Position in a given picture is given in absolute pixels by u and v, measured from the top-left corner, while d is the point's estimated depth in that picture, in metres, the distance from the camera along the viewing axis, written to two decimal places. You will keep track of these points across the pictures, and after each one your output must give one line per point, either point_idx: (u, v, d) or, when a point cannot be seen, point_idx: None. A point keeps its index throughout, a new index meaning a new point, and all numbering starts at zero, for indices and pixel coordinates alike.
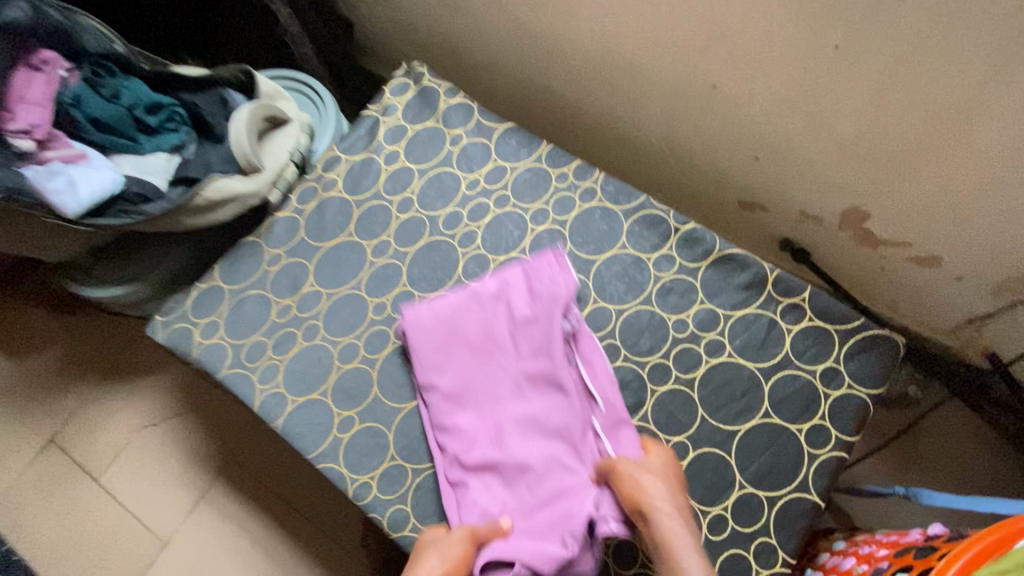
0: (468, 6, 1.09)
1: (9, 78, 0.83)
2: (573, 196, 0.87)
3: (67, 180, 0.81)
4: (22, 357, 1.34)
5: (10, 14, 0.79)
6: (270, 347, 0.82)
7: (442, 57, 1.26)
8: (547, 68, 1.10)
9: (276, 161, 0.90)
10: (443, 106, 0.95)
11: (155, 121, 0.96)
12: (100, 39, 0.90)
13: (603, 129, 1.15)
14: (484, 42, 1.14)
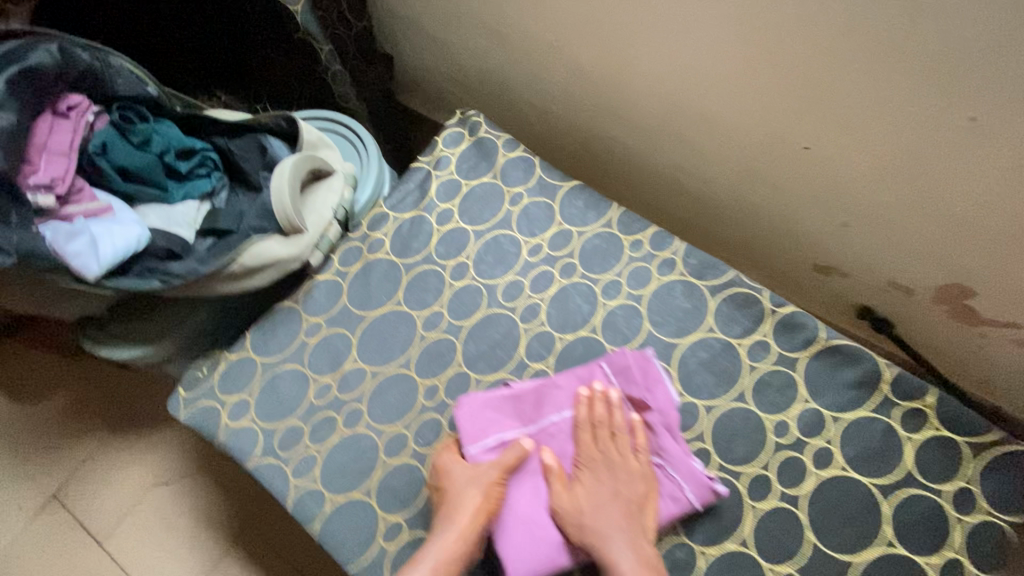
0: (525, 50, 1.01)
1: (30, 127, 0.75)
2: (649, 267, 0.77)
3: (88, 237, 0.73)
4: (26, 404, 1.25)
5: (33, 59, 0.72)
6: (306, 434, 0.72)
7: (487, 99, 1.18)
8: (607, 117, 1.02)
9: (319, 218, 0.81)
10: (501, 161, 0.86)
11: (185, 166, 0.88)
12: (132, 81, 0.83)
13: (662, 185, 1.06)
14: (539, 88, 1.07)
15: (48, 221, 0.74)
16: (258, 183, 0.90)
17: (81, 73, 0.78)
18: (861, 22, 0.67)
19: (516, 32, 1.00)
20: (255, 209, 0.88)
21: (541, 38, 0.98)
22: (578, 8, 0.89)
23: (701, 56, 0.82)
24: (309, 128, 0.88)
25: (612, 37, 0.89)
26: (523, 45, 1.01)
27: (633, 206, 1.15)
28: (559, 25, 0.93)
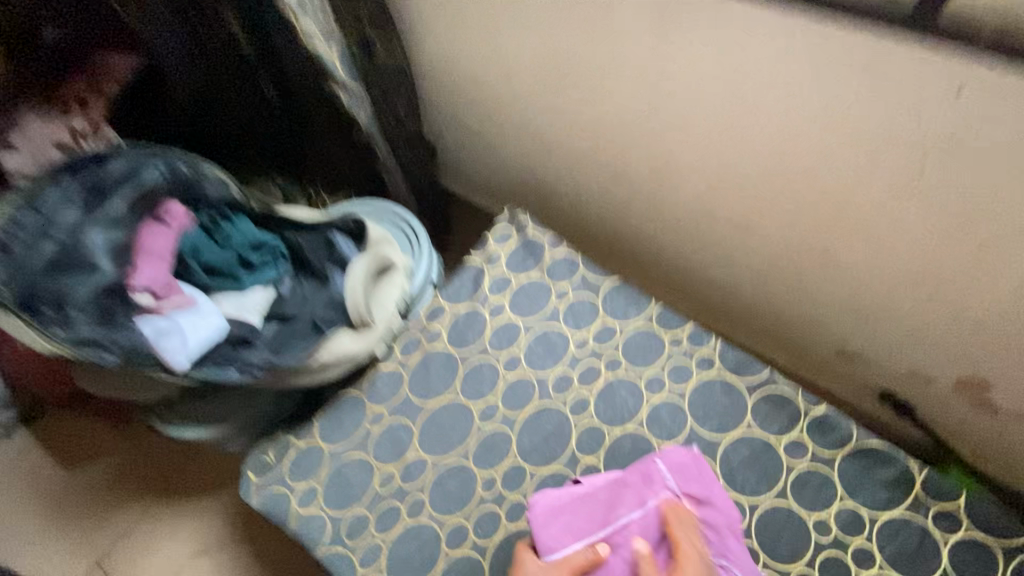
0: (557, 152, 1.10)
1: (137, 235, 0.86)
2: (689, 363, 0.83)
3: (174, 331, 0.80)
4: (77, 468, 1.30)
5: (146, 176, 0.87)
6: (372, 522, 0.77)
7: (522, 185, 1.27)
8: (634, 214, 1.09)
9: (384, 311, 0.89)
10: (548, 258, 0.94)
11: (256, 257, 0.95)
12: (220, 185, 0.92)
13: (690, 274, 1.13)
14: (572, 184, 1.15)
15: (144, 316, 0.80)
16: (324, 273, 0.96)
17: (183, 183, 0.91)
18: (873, 167, 0.73)
19: (549, 135, 1.08)
20: (321, 300, 0.94)
21: (573, 144, 1.06)
22: (609, 128, 0.97)
23: (722, 177, 0.89)
24: (375, 226, 0.97)
25: (639, 156, 0.96)
26: (557, 149, 1.10)
27: (661, 288, 1.22)
28: (591, 138, 1.01)
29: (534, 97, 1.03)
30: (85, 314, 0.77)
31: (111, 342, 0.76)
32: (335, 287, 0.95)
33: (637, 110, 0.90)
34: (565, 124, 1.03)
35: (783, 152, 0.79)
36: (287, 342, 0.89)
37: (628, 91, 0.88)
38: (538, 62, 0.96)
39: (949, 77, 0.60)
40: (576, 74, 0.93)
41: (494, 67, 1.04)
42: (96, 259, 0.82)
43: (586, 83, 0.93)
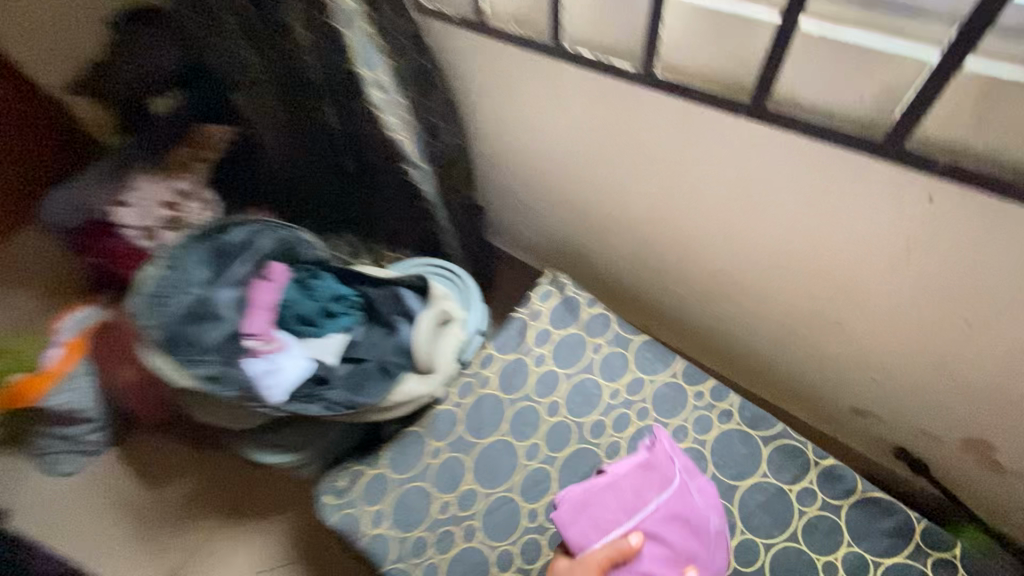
0: (594, 221, 1.26)
1: (249, 290, 1.03)
2: (710, 415, 0.95)
3: (274, 371, 0.97)
4: (158, 486, 1.47)
5: (262, 241, 1.03)
6: (431, 544, 0.90)
7: (561, 245, 1.43)
8: (663, 276, 1.23)
9: (443, 359, 1.05)
10: (586, 316, 1.07)
11: (337, 307, 1.14)
12: (315, 248, 1.11)
13: (712, 328, 1.25)
14: (606, 246, 1.29)
15: (248, 358, 0.96)
16: (392, 322, 1.12)
17: (288, 247, 1.08)
18: (869, 252, 0.86)
19: (587, 207, 1.24)
20: (388, 346, 1.10)
21: (608, 216, 1.21)
22: (640, 206, 1.11)
23: (740, 252, 1.03)
24: (437, 283, 1.13)
25: (667, 229, 1.11)
26: (593, 217, 1.25)
27: (686, 338, 1.34)
28: (624, 212, 1.16)
29: (573, 176, 1.19)
30: (214, 356, 0.93)
31: (232, 381, 0.91)
32: (401, 336, 1.11)
33: (664, 193, 1.04)
34: (601, 199, 1.18)
35: (792, 235, 0.93)
36: (360, 382, 1.03)
37: (656, 179, 1.03)
38: (578, 150, 1.12)
39: (924, 189, 0.73)
40: (611, 162, 1.08)
41: (539, 149, 1.20)
42: (219, 311, 0.97)
43: (620, 170, 1.08)
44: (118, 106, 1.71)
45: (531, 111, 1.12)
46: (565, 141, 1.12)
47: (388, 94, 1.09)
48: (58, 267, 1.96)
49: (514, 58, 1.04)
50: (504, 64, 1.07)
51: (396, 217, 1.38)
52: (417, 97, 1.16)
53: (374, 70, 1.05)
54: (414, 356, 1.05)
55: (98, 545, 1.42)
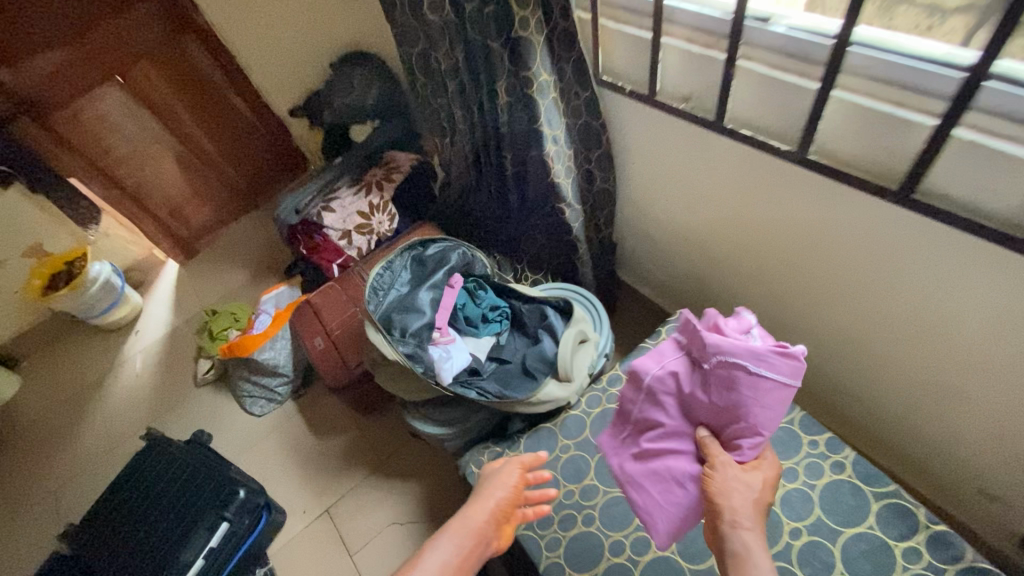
0: (723, 270, 1.39)
1: (439, 294, 1.34)
2: (823, 463, 1.04)
3: (447, 359, 1.25)
4: (324, 437, 1.84)
5: (452, 258, 1.37)
6: (556, 521, 1.09)
7: (688, 286, 1.57)
8: (786, 328, 1.33)
9: (579, 373, 1.24)
10: None
11: (490, 312, 1.37)
12: (485, 266, 1.40)
13: (835, 385, 1.30)
14: (733, 292, 1.41)
15: (432, 345, 1.27)
16: (535, 335, 1.34)
17: (466, 263, 1.38)
18: (1001, 337, 0.90)
19: (716, 258, 1.38)
20: (530, 353, 1.32)
21: (737, 270, 1.35)
22: (776, 262, 1.22)
23: (866, 317, 1.11)
24: (578, 307, 1.33)
25: (795, 287, 1.22)
26: (725, 265, 1.37)
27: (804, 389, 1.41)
28: (757, 265, 1.27)
29: (712, 230, 1.33)
30: (412, 337, 1.26)
31: (421, 360, 1.22)
32: (543, 347, 1.31)
33: (796, 255, 1.15)
34: (736, 251, 1.30)
35: (920, 309, 1.00)
36: (507, 381, 1.26)
37: (788, 243, 1.15)
38: (722, 208, 1.25)
39: None
40: (753, 221, 1.20)
41: (678, 204, 1.37)
42: (416, 308, 1.30)
43: (760, 229, 1.19)
44: (335, 127, 2.19)
45: (682, 172, 1.28)
46: (710, 199, 1.26)
47: (561, 148, 1.33)
48: (267, 252, 2.49)
49: (675, 127, 1.20)
50: (666, 130, 1.23)
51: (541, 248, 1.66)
52: (582, 149, 1.39)
53: (555, 129, 1.29)
54: (555, 366, 1.25)
55: (274, 476, 1.79)
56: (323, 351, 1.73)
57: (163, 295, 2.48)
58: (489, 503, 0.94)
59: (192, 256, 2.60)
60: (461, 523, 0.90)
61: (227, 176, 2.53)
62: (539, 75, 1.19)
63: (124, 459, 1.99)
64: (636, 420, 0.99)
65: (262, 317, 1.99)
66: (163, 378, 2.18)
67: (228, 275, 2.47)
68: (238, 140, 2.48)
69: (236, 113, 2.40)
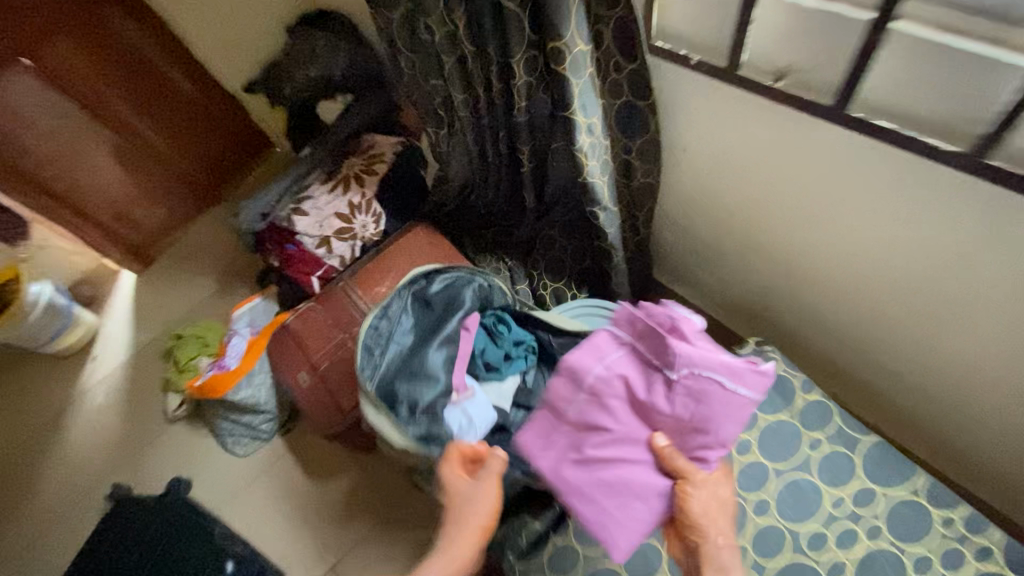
0: (801, 274, 1.14)
1: (453, 339, 1.07)
2: (961, 549, 0.84)
3: (472, 427, 1.00)
4: (320, 481, 1.60)
5: (467, 295, 1.10)
6: None
7: (743, 292, 1.32)
8: (880, 343, 1.12)
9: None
10: (800, 403, 0.97)
11: (512, 350, 1.10)
12: (505, 296, 1.15)
13: (932, 407, 1.12)
14: (806, 302, 1.18)
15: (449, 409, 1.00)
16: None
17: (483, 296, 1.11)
18: None
19: (791, 263, 1.14)
20: None
21: (819, 280, 1.11)
22: (878, 273, 1.00)
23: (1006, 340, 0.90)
24: None
25: (904, 300, 1.00)
26: (802, 273, 1.13)
27: (886, 405, 1.23)
28: (852, 275, 1.04)
29: (793, 235, 1.08)
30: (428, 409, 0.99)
31: (439, 439, 0.96)
32: None
33: (919, 266, 0.92)
34: (822, 258, 1.06)
35: None
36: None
37: (909, 252, 0.92)
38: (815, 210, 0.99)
39: None
40: (859, 226, 0.95)
41: (747, 203, 1.10)
42: (425, 369, 1.03)
43: (866, 236, 0.95)
44: (298, 106, 1.80)
45: (762, 165, 1.00)
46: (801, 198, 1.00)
47: (598, 138, 1.02)
48: (236, 255, 2.16)
49: (762, 110, 0.91)
50: (747, 115, 0.94)
51: (566, 249, 1.44)
52: (620, 135, 1.09)
53: (590, 116, 0.97)
54: None
55: (269, 528, 1.56)
56: (311, 386, 1.46)
57: (121, 312, 2.14)
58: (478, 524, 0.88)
59: (150, 263, 2.24)
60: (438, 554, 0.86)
61: (179, 169, 2.15)
62: (572, 45, 0.86)
63: (93, 516, 1.73)
64: (584, 428, 0.86)
65: (235, 341, 1.69)
66: (128, 415, 1.89)
67: (193, 284, 2.14)
68: (185, 124, 2.08)
69: (180, 92, 2.01)
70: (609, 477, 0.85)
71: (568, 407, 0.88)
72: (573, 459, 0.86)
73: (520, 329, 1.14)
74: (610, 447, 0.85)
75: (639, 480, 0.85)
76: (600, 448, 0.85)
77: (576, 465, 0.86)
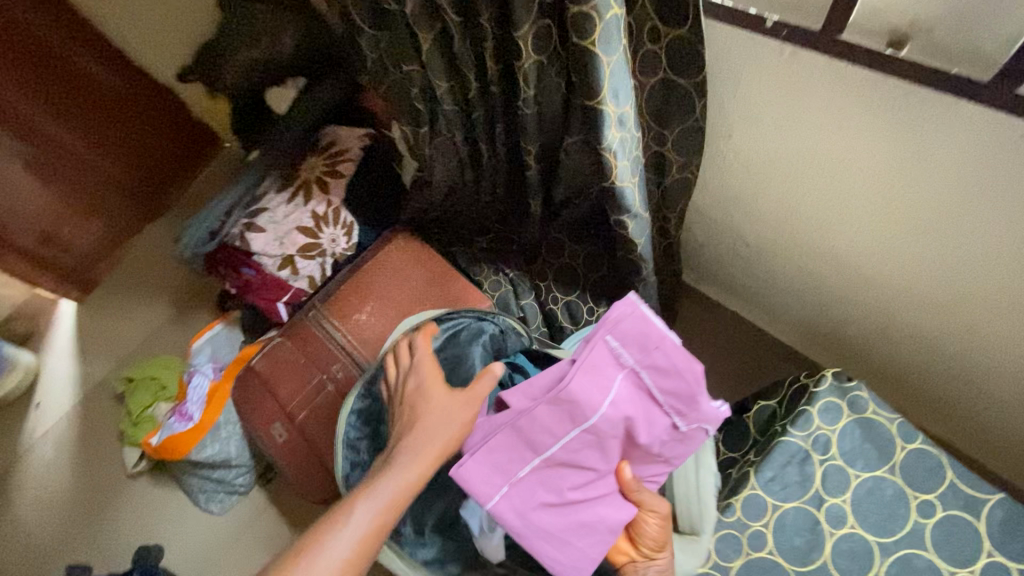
0: (873, 277, 0.95)
1: None
2: None
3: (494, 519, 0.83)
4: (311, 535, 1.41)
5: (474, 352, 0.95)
6: None
7: (789, 297, 1.12)
8: (963, 360, 0.94)
9: (706, 512, 0.76)
10: (903, 456, 0.78)
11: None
12: (518, 341, 1.00)
13: (1014, 429, 0.96)
14: (876, 311, 0.99)
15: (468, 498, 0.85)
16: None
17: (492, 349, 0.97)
18: None
19: (861, 263, 0.95)
20: None
21: (895, 285, 0.93)
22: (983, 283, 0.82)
23: None
24: None
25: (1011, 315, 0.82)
26: (874, 277, 0.95)
27: (951, 423, 1.06)
28: (946, 279, 0.86)
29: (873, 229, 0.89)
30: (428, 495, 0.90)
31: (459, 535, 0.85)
32: None
33: None
34: (907, 260, 0.88)
35: None
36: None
37: None
38: (908, 200, 0.81)
39: None
40: (965, 222, 0.77)
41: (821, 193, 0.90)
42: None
43: (976, 232, 0.78)
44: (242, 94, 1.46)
45: (842, 150, 0.81)
46: (893, 185, 0.81)
47: (628, 132, 0.78)
48: (178, 272, 1.75)
49: (843, 78, 0.72)
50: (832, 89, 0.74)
51: (577, 258, 1.22)
52: (655, 121, 0.86)
53: (622, 104, 0.74)
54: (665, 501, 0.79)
55: None
56: (289, 442, 1.23)
57: (63, 349, 1.70)
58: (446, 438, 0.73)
59: (89, 289, 1.75)
60: (404, 463, 0.71)
61: (111, 175, 1.66)
62: (603, 9, 0.62)
63: None
64: (568, 465, 0.72)
65: (197, 381, 1.43)
66: (81, 479, 1.53)
67: (137, 312, 1.72)
68: (116, 122, 1.62)
69: (102, 88, 1.56)
70: (580, 517, 0.72)
71: (558, 443, 0.70)
72: (548, 498, 0.71)
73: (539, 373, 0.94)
74: (587, 484, 0.72)
75: (608, 519, 0.72)
76: (575, 484, 0.72)
77: (549, 505, 0.71)
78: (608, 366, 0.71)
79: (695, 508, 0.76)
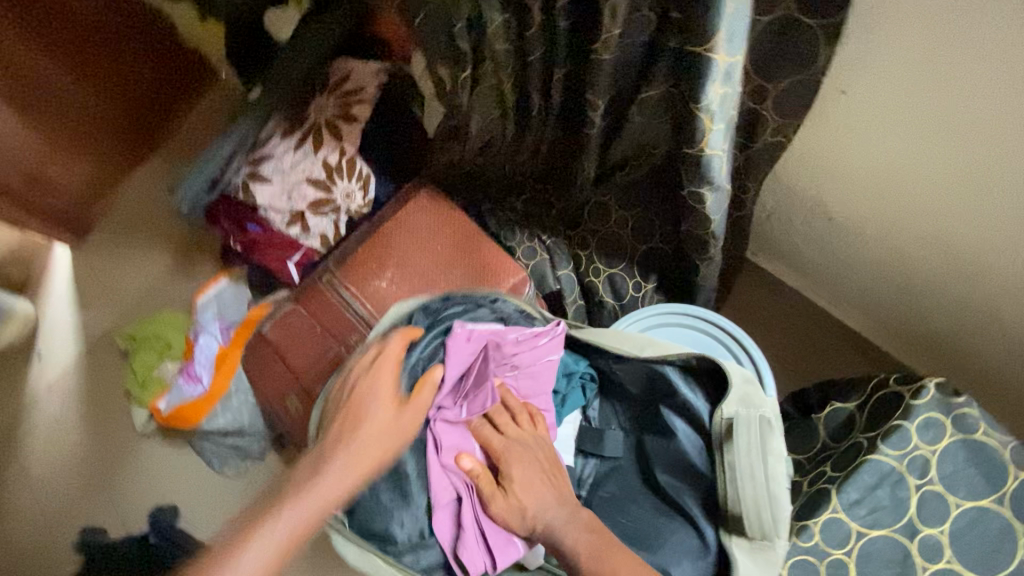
0: (985, 267, 0.81)
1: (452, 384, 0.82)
2: None
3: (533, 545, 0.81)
4: None
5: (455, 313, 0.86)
6: None
7: (868, 281, 0.99)
8: None
9: (780, 511, 0.65)
10: (1015, 486, 0.68)
11: (564, 385, 0.86)
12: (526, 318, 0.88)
13: None
14: (974, 304, 0.87)
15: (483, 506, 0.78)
16: (656, 421, 0.81)
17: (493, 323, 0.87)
18: None
19: (972, 251, 0.81)
20: (664, 456, 0.80)
21: (1012, 278, 0.80)
22: None
23: None
24: (730, 364, 0.72)
25: None
26: (992, 267, 0.81)
27: None
28: None
29: (1006, 208, 0.74)
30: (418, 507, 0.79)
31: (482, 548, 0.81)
32: (681, 438, 0.78)
33: None
34: None
35: None
36: (640, 525, 0.79)
37: None
38: None
39: None
40: None
41: (951, 163, 0.74)
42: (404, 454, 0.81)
43: None
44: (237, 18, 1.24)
45: (991, 110, 0.67)
46: None
47: (734, 89, 0.62)
48: (176, 222, 1.61)
49: None
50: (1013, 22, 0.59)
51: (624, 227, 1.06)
52: (770, 64, 0.68)
53: (735, 53, 0.58)
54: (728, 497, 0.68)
55: None
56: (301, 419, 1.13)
57: (59, 296, 1.58)
58: (383, 415, 0.76)
59: (87, 235, 1.61)
60: (338, 444, 0.74)
61: (91, 105, 1.45)
62: None
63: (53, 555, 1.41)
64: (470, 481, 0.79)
65: (204, 342, 1.34)
66: (94, 436, 1.47)
67: (135, 262, 1.60)
68: (94, 45, 1.39)
69: (69, 5, 1.31)
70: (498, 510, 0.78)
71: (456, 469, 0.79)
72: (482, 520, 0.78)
73: (568, 355, 0.88)
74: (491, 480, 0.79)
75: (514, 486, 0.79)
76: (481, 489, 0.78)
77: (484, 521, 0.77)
78: (473, 393, 0.82)
79: (766, 511, 0.65)
